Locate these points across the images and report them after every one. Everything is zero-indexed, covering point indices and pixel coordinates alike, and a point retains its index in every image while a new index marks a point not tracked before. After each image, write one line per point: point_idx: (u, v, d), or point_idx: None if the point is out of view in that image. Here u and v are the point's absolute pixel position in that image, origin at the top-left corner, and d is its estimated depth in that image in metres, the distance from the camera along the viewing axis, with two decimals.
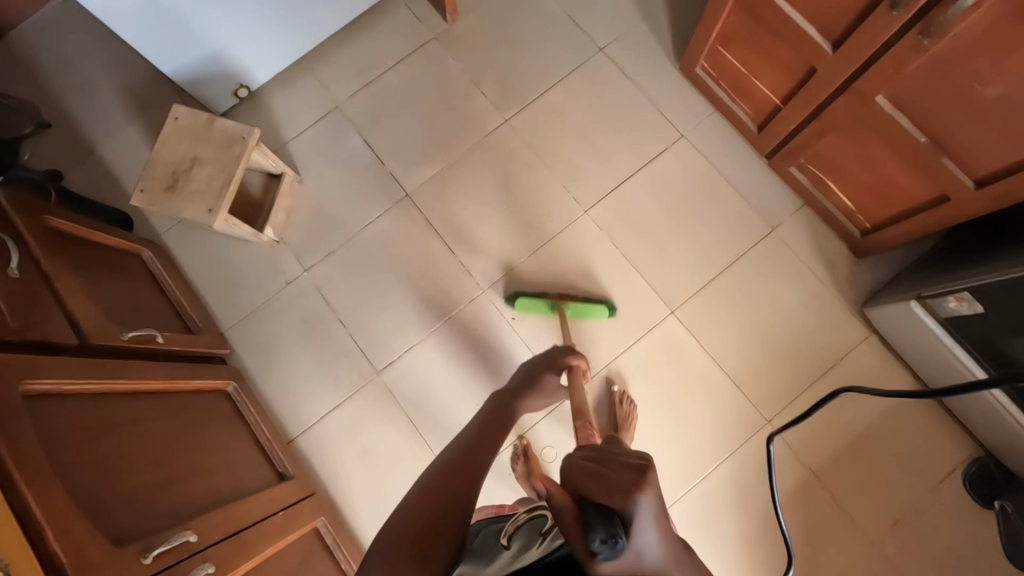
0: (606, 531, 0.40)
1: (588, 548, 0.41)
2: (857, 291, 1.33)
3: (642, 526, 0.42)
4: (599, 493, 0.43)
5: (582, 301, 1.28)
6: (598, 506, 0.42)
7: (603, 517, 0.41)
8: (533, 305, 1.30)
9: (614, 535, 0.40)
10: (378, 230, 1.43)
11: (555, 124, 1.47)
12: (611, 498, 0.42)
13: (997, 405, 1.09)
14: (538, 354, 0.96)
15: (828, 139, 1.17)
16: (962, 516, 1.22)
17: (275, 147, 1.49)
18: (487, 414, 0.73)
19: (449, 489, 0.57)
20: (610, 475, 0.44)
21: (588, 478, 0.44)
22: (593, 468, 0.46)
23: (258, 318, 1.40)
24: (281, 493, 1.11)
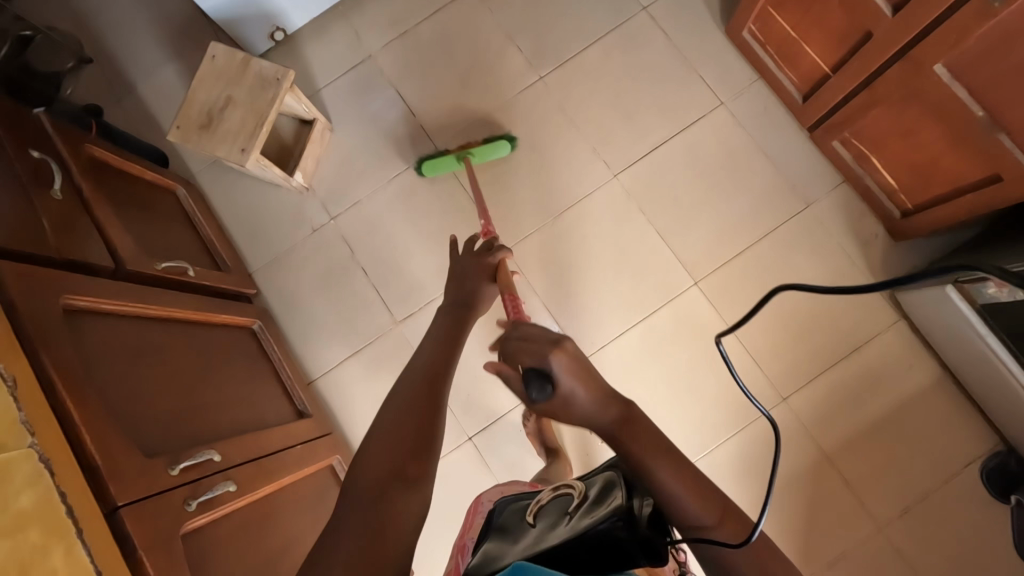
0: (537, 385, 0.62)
1: (529, 396, 0.63)
2: (890, 275, 1.29)
3: (561, 376, 0.62)
4: (532, 360, 0.64)
5: (481, 146, 1.35)
6: (533, 370, 0.63)
7: (537, 378, 0.62)
8: (440, 163, 1.37)
9: (543, 386, 0.62)
10: (405, 182, 1.44)
11: (589, 84, 1.43)
12: (539, 362, 0.63)
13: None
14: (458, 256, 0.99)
15: (875, 112, 1.12)
16: (975, 508, 1.20)
17: (308, 93, 1.49)
18: (438, 335, 0.77)
19: (413, 417, 0.63)
20: (536, 346, 0.64)
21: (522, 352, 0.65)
22: (525, 347, 0.65)
23: (284, 261, 1.43)
24: (301, 428, 1.16)
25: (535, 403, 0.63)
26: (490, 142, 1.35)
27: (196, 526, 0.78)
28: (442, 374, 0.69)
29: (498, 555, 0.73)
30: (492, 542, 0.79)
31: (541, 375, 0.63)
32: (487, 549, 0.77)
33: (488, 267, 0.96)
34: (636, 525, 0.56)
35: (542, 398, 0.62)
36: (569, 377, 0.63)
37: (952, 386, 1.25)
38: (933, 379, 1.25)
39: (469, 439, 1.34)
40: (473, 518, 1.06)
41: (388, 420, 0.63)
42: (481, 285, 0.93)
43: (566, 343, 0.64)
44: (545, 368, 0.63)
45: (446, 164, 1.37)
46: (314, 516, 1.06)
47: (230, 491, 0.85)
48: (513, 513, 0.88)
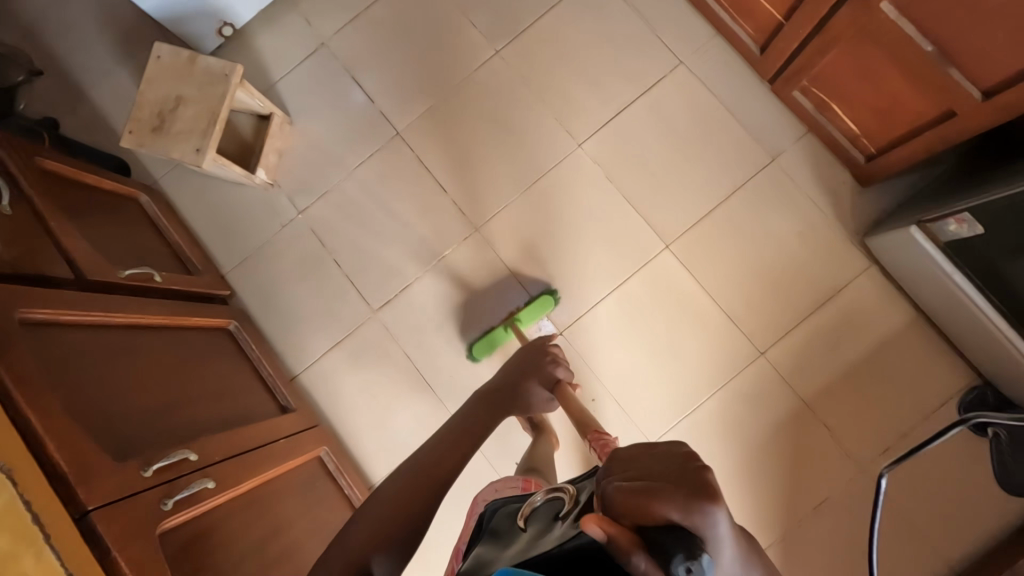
0: (689, 556, 0.38)
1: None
2: (859, 221, 1.29)
3: (717, 540, 0.42)
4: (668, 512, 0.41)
5: (528, 309, 1.28)
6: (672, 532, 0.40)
7: (680, 540, 0.39)
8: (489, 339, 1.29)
9: (697, 557, 0.38)
10: (370, 170, 1.42)
11: (547, 54, 1.41)
12: (682, 514, 0.41)
13: (998, 335, 1.03)
14: (521, 358, 1.00)
15: (831, 57, 1.10)
16: (954, 443, 1.22)
17: (263, 88, 1.47)
18: (463, 418, 0.87)
19: (410, 492, 0.74)
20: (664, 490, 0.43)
21: (645, 503, 0.42)
22: (647, 490, 0.43)
23: (257, 259, 1.42)
24: (285, 423, 1.17)
25: None
26: (534, 301, 1.29)
27: (177, 523, 0.79)
28: (453, 460, 0.78)
29: (486, 559, 0.67)
30: (483, 547, 0.73)
31: (688, 540, 0.39)
32: (479, 552, 0.72)
33: (545, 375, 0.95)
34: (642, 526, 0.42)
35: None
36: (721, 540, 0.42)
37: (928, 326, 1.25)
38: (908, 320, 1.26)
39: None
40: (468, 520, 1.05)
41: (394, 499, 0.74)
42: (531, 389, 0.94)
43: (711, 478, 0.44)
44: (697, 527, 0.41)
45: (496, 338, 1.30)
46: (303, 507, 1.07)
47: (209, 487, 0.86)
48: (507, 519, 0.81)
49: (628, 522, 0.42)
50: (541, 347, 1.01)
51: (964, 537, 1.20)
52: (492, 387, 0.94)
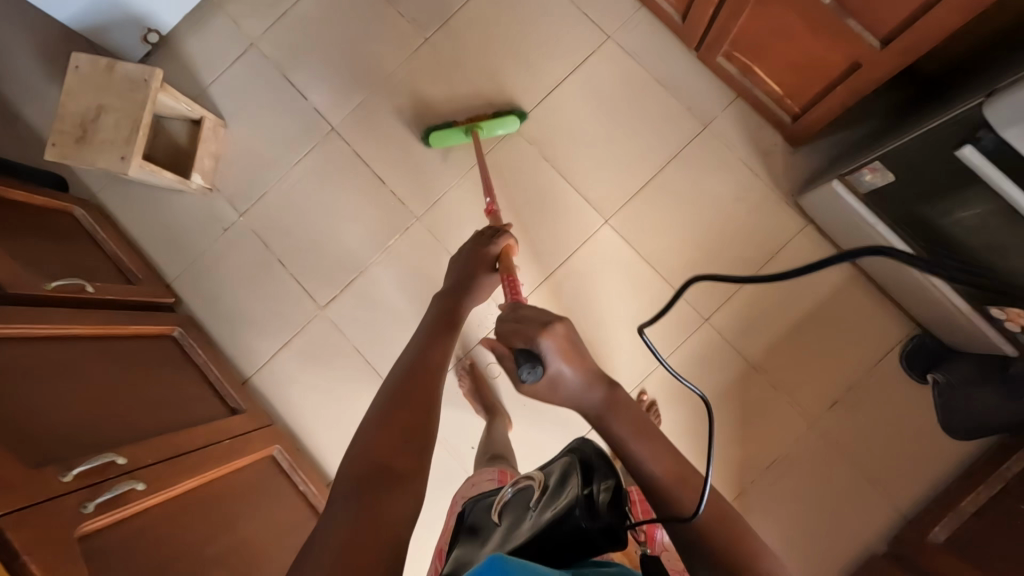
0: (529, 364, 0.68)
1: (519, 375, 0.69)
2: (793, 180, 1.30)
3: (551, 358, 0.69)
4: (520, 340, 0.70)
5: (491, 120, 1.30)
6: (522, 352, 0.69)
7: (528, 357, 0.68)
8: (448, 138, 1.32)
9: (534, 365, 0.68)
10: (308, 167, 1.41)
11: (476, 37, 1.40)
12: (527, 342, 0.70)
13: None
14: (461, 251, 1.03)
15: (744, 18, 1.10)
16: (899, 393, 1.24)
17: (195, 93, 1.45)
18: (432, 322, 0.87)
19: (404, 414, 0.68)
20: (524, 328, 0.72)
21: (512, 334, 0.72)
22: (516, 327, 0.72)
23: (201, 264, 1.41)
24: (233, 423, 1.17)
25: (526, 382, 0.69)
26: (500, 116, 1.31)
27: (101, 525, 0.79)
28: (439, 365, 0.77)
29: (467, 556, 0.74)
30: (461, 546, 0.82)
31: (532, 354, 0.68)
32: (458, 553, 0.78)
33: (487, 257, 1.00)
34: (597, 512, 0.56)
35: (533, 377, 0.68)
36: (557, 359, 0.69)
37: (866, 280, 1.26)
38: (847, 276, 1.27)
39: None
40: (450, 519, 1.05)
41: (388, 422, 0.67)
42: (479, 276, 0.99)
43: (556, 326, 0.71)
44: (537, 350, 0.69)
45: (455, 138, 1.32)
46: (253, 503, 1.08)
47: (138, 489, 0.86)
48: (482, 514, 0.89)
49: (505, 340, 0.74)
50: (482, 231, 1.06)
51: (913, 483, 1.22)
52: (448, 276, 1.00)
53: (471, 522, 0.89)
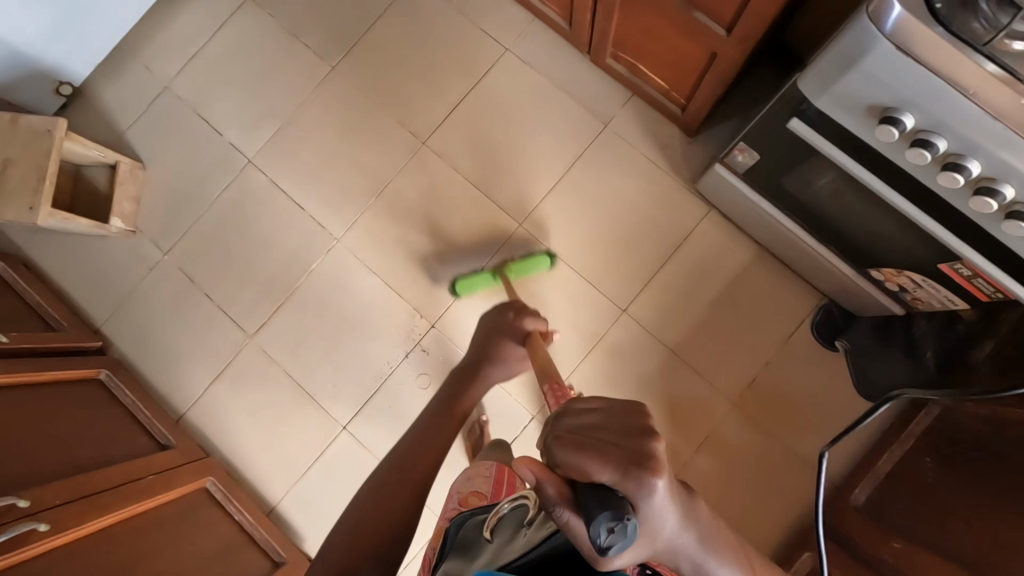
0: (612, 516, 0.39)
1: (596, 539, 0.39)
2: (693, 169, 1.35)
3: (648, 505, 0.41)
4: (600, 476, 0.41)
5: (521, 261, 1.28)
6: (603, 497, 0.40)
7: (609, 504, 0.39)
8: (475, 282, 1.28)
9: (621, 519, 0.39)
10: (227, 201, 1.44)
11: (381, 61, 1.45)
12: (614, 479, 0.41)
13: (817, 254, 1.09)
14: (485, 322, 0.92)
15: (617, 20, 1.15)
16: (814, 362, 1.27)
17: (113, 139, 1.48)
18: (442, 401, 0.84)
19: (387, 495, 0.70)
20: (605, 452, 0.42)
21: (580, 462, 0.42)
22: (592, 446, 0.43)
23: (129, 306, 1.42)
24: (161, 459, 1.18)
25: (606, 550, 0.40)
26: (528, 258, 1.29)
27: (2, 567, 0.80)
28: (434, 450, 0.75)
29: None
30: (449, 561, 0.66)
31: (612, 497, 0.40)
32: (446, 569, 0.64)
33: (511, 336, 0.87)
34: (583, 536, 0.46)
35: (622, 544, 0.39)
36: (650, 507, 0.41)
37: (771, 258, 1.30)
38: (754, 256, 1.31)
39: (344, 428, 1.34)
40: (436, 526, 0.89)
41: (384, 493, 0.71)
42: (502, 348, 0.87)
43: (658, 446, 0.42)
44: (627, 490, 0.40)
45: (481, 282, 1.29)
46: (180, 535, 1.08)
47: (41, 530, 0.88)
48: (472, 529, 0.72)
49: (561, 473, 0.43)
50: (505, 305, 0.93)
51: (838, 449, 1.24)
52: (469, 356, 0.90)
53: (459, 539, 0.72)
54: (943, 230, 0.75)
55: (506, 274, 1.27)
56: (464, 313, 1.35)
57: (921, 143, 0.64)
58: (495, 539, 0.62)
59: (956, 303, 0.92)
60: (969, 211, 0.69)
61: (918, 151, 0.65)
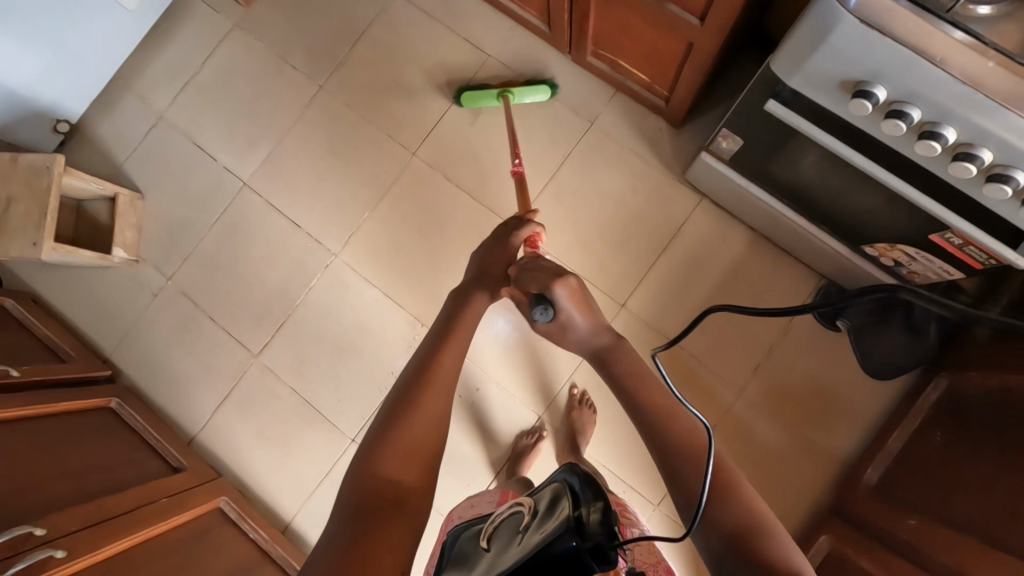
0: (538, 306, 0.73)
1: (534, 316, 0.74)
2: (682, 159, 1.35)
3: (563, 300, 0.74)
4: (535, 287, 0.75)
5: (524, 86, 1.37)
6: (536, 295, 0.74)
7: (540, 300, 0.74)
8: (480, 98, 1.38)
9: (545, 307, 0.73)
10: (225, 224, 1.46)
11: (368, 76, 1.47)
12: (540, 288, 0.74)
13: (809, 234, 1.09)
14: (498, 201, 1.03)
15: (593, 18, 1.17)
16: (818, 344, 1.27)
17: (112, 172, 1.51)
18: (437, 333, 0.77)
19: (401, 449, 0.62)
20: (539, 275, 0.75)
21: (527, 279, 0.76)
22: (534, 271, 0.77)
23: (136, 334, 1.44)
24: (174, 481, 1.19)
25: (539, 322, 0.75)
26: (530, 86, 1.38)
27: None
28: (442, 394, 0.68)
29: None
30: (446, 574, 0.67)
31: (543, 297, 0.74)
32: None
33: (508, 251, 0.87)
34: (585, 533, 0.49)
35: (546, 318, 0.74)
36: (567, 307, 0.74)
37: (766, 243, 1.30)
38: (749, 241, 1.31)
39: (353, 441, 1.35)
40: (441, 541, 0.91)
41: (399, 440, 0.62)
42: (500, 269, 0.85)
43: (568, 276, 0.75)
44: (551, 296, 0.73)
45: (485, 100, 1.39)
46: (195, 554, 1.09)
47: (59, 556, 0.90)
48: (468, 541, 0.73)
49: (521, 286, 0.78)
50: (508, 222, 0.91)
51: (847, 430, 1.23)
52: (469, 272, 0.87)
53: (455, 551, 0.73)
54: (929, 200, 0.75)
55: (510, 96, 1.36)
56: None
57: (895, 115, 0.64)
58: (492, 546, 0.64)
59: (951, 273, 0.92)
60: (951, 178, 0.69)
61: (892, 123, 0.65)
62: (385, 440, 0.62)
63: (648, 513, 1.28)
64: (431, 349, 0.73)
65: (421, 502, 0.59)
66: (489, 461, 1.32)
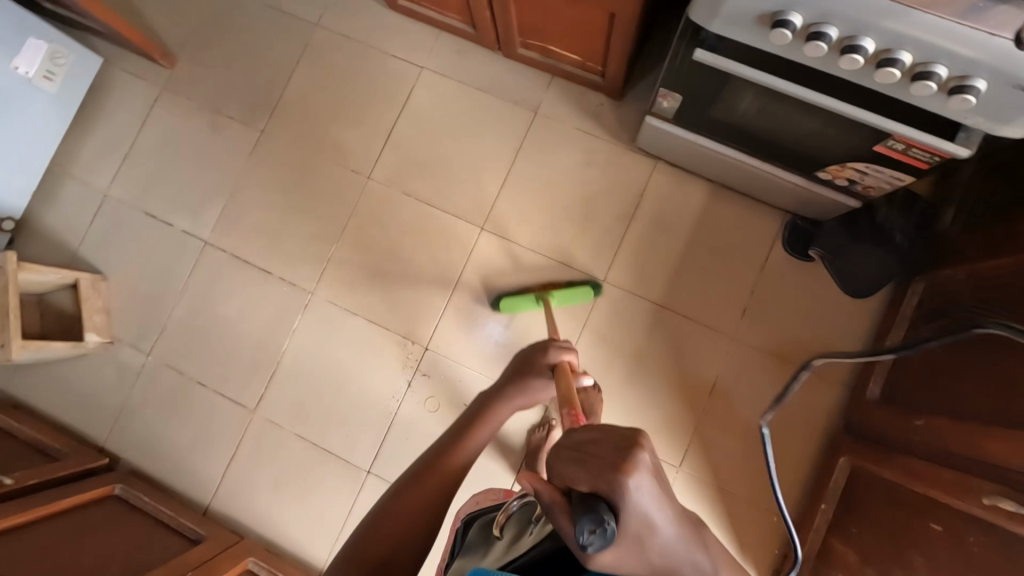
0: (591, 520, 0.38)
1: (577, 540, 0.39)
2: (630, 129, 1.38)
3: (634, 505, 0.39)
4: (582, 481, 0.41)
5: (565, 288, 1.30)
6: (582, 497, 0.41)
7: (588, 508, 0.39)
8: (518, 303, 1.31)
9: (601, 522, 0.38)
10: (195, 287, 1.44)
11: (306, 112, 1.47)
12: (593, 484, 0.40)
13: (766, 172, 1.12)
14: (526, 345, 0.82)
15: (514, 10, 1.19)
16: (797, 276, 1.30)
17: (68, 259, 1.48)
18: (466, 418, 0.74)
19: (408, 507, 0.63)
20: (588, 460, 0.42)
21: (566, 466, 0.43)
22: (580, 458, 0.42)
23: (126, 416, 1.41)
24: (198, 553, 1.16)
25: (586, 552, 0.39)
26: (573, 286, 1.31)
27: None
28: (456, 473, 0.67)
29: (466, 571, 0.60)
30: (460, 559, 0.66)
31: (595, 503, 0.39)
32: (458, 565, 0.64)
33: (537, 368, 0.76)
34: None
35: (601, 548, 0.38)
36: (644, 510, 0.40)
37: (727, 192, 1.33)
38: (710, 193, 1.34)
39: (369, 472, 1.34)
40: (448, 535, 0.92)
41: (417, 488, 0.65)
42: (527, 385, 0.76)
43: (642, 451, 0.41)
44: (615, 497, 0.39)
45: (525, 304, 1.31)
46: None
47: None
48: (479, 529, 0.72)
49: (558, 481, 0.44)
50: (542, 342, 0.81)
51: (842, 352, 1.27)
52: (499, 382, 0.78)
53: (471, 534, 0.72)
54: (866, 113, 0.78)
55: (551, 299, 1.28)
56: (453, 327, 1.36)
57: (814, 37, 0.67)
58: (505, 535, 0.63)
59: (902, 179, 0.94)
60: (881, 86, 0.72)
61: (813, 44, 0.67)
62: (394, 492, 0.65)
63: (674, 478, 1.26)
64: (458, 432, 0.72)
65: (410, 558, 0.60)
66: (506, 461, 1.31)
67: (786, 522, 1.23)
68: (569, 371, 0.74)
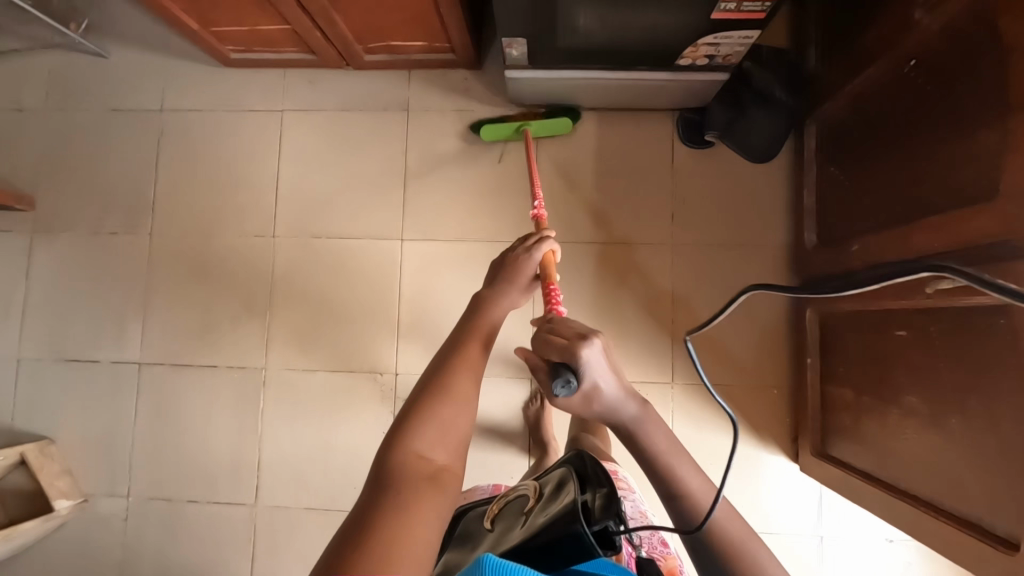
0: (563, 379, 0.60)
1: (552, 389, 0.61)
2: (501, 90, 1.38)
3: (589, 371, 0.61)
4: (556, 354, 0.61)
5: (544, 120, 1.29)
6: (558, 364, 0.61)
7: (564, 370, 0.60)
8: (500, 130, 1.31)
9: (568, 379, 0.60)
10: (148, 409, 1.37)
11: (188, 196, 1.42)
12: (564, 356, 0.61)
13: (635, 79, 1.13)
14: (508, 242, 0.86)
15: (341, 20, 1.16)
16: (706, 164, 1.33)
17: (6, 438, 1.39)
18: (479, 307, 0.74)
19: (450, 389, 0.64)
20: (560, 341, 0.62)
21: (547, 345, 0.63)
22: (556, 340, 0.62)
23: (131, 564, 1.34)
24: None
25: (558, 397, 0.62)
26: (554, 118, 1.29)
27: None
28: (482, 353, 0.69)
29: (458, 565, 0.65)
30: (451, 551, 0.72)
31: (566, 367, 0.61)
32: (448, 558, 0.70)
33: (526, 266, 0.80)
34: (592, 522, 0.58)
35: (567, 394, 0.61)
36: (595, 377, 0.62)
37: (614, 113, 1.35)
38: (599, 119, 1.35)
39: None
40: None
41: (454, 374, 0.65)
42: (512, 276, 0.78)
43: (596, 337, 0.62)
44: (577, 366, 0.60)
45: (505, 133, 1.31)
46: None
47: None
48: (468, 522, 0.78)
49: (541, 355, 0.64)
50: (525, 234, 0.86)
51: (772, 218, 1.31)
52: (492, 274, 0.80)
53: (460, 530, 0.78)
54: None
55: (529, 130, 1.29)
56: (414, 342, 1.34)
57: None
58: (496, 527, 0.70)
59: (751, 37, 0.97)
60: None
61: None
62: (423, 416, 0.61)
63: (671, 395, 1.28)
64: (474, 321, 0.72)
65: (455, 479, 0.59)
66: (514, 446, 1.31)
67: (784, 390, 1.27)
68: (550, 268, 0.80)
